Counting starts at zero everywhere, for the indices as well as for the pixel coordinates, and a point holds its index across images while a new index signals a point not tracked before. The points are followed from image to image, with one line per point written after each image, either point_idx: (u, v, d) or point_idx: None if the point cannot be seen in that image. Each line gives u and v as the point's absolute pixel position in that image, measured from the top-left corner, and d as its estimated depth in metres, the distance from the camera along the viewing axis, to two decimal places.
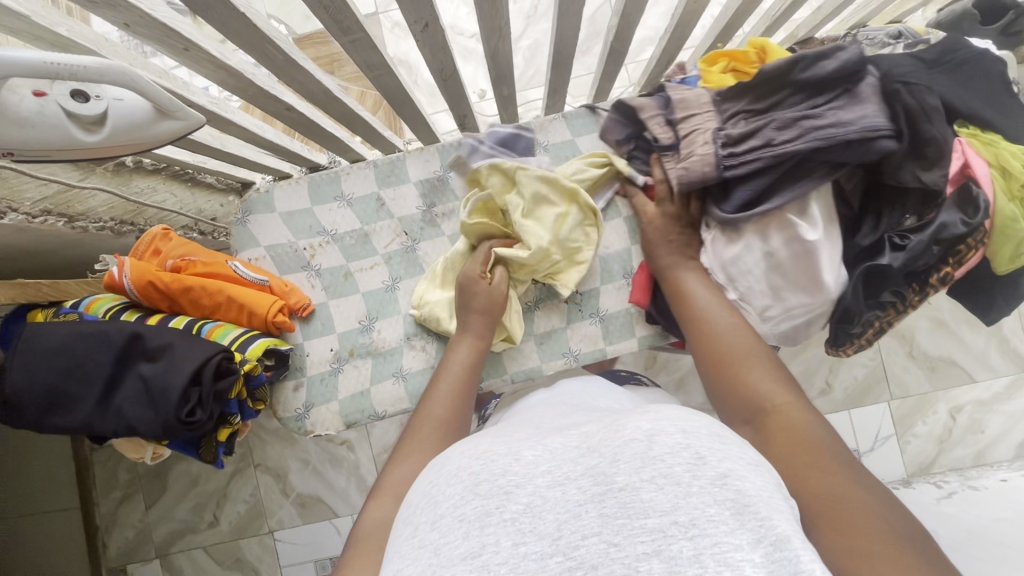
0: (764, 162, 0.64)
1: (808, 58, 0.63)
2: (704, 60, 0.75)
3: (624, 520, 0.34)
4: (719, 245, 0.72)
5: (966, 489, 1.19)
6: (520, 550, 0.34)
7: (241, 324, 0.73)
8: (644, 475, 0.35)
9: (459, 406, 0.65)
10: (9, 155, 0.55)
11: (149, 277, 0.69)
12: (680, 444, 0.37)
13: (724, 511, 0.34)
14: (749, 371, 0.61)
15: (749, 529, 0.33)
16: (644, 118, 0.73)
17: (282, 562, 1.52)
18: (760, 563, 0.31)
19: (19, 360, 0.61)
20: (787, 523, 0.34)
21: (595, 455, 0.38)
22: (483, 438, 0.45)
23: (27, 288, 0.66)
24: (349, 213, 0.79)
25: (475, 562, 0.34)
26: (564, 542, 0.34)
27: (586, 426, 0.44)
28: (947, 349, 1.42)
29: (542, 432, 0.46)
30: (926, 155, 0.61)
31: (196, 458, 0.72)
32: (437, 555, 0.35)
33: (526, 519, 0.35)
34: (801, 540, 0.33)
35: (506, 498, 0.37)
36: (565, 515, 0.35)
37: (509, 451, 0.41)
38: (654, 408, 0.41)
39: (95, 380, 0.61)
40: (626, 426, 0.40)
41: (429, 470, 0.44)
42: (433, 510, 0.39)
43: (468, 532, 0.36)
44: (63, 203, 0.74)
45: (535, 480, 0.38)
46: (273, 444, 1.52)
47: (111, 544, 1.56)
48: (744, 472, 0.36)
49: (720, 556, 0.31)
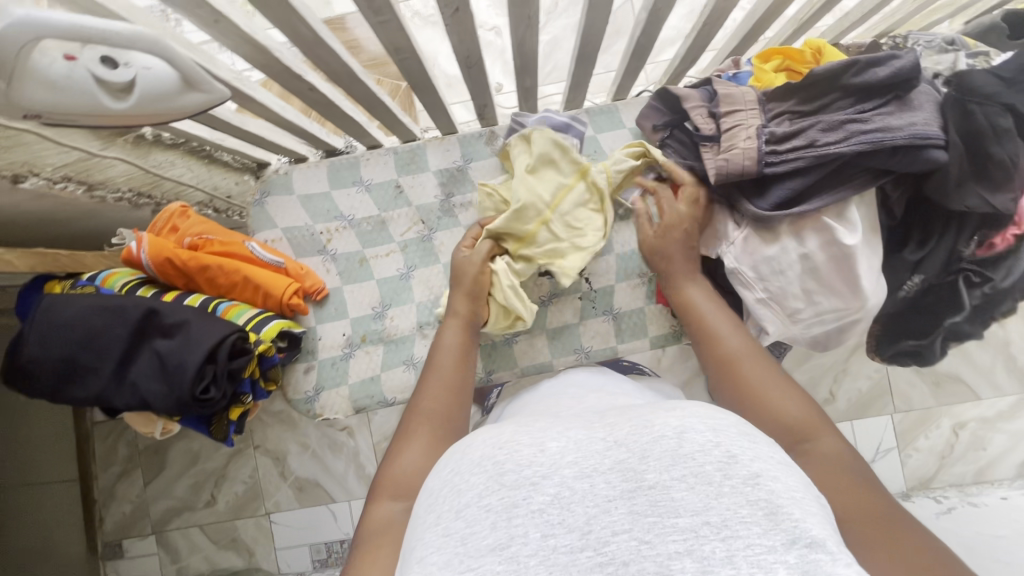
0: (807, 162, 0.63)
1: (861, 63, 0.61)
2: (758, 56, 0.75)
3: (654, 519, 0.35)
4: (752, 243, 0.70)
5: (965, 505, 1.20)
6: (551, 542, 0.35)
7: (256, 305, 0.73)
8: (674, 473, 0.36)
9: (454, 397, 0.63)
10: (37, 117, 0.55)
11: (166, 253, 0.68)
12: (712, 441, 0.38)
13: (756, 512, 0.35)
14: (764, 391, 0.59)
15: (782, 530, 0.34)
16: (688, 107, 0.71)
17: (278, 544, 1.52)
18: (793, 564, 0.32)
19: (35, 330, 0.61)
20: (821, 526, 0.35)
21: (623, 450, 0.39)
22: (507, 425, 0.45)
23: (48, 257, 0.67)
24: (365, 200, 0.79)
25: (505, 553, 0.35)
26: (595, 537, 0.35)
27: (612, 417, 0.44)
28: (954, 366, 1.41)
29: (565, 421, 0.46)
30: (993, 177, 0.59)
31: (207, 435, 0.71)
32: (466, 544, 0.36)
33: (555, 511, 0.36)
34: (834, 543, 0.34)
35: (533, 489, 0.37)
36: (595, 509, 0.36)
37: (533, 440, 0.41)
38: (681, 405, 0.42)
39: (111, 353, 0.62)
40: (654, 421, 0.41)
41: (449, 456, 0.44)
42: (458, 499, 0.39)
43: (496, 523, 0.36)
44: (82, 170, 0.74)
45: (562, 470, 0.38)
46: (273, 427, 1.53)
47: (108, 518, 1.57)
48: (775, 472, 0.37)
49: (752, 558, 0.32)
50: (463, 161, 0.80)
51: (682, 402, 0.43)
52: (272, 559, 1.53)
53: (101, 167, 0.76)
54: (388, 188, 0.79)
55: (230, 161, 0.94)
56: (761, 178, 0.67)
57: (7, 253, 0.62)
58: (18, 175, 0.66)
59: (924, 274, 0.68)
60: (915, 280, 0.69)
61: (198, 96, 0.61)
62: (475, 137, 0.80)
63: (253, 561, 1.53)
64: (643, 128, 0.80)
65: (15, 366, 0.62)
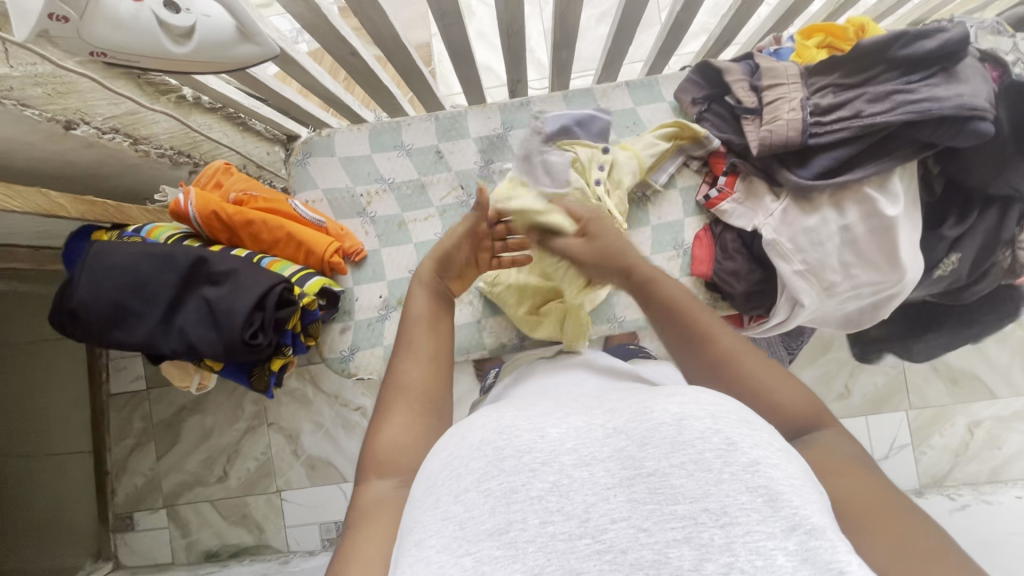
0: (851, 132, 0.64)
1: (908, 35, 0.61)
2: (800, 33, 0.75)
3: (653, 506, 0.33)
4: (791, 215, 0.70)
5: (980, 503, 1.21)
6: (549, 529, 0.33)
7: (298, 262, 0.75)
8: (674, 460, 0.34)
9: (434, 365, 0.56)
10: (101, 55, 0.57)
11: (213, 207, 0.69)
12: (711, 428, 0.36)
13: (755, 498, 0.33)
14: (767, 388, 0.51)
15: (782, 516, 0.32)
16: (729, 81, 0.72)
17: (287, 522, 1.52)
18: (793, 550, 0.31)
19: (86, 273, 0.62)
20: (820, 514, 0.34)
21: (623, 437, 0.37)
22: (505, 410, 0.44)
23: (95, 206, 0.69)
24: (405, 164, 0.80)
25: (503, 539, 0.34)
26: (594, 524, 0.33)
27: (611, 404, 0.43)
28: (970, 363, 1.42)
29: (567, 406, 0.44)
30: None
31: (248, 386, 0.74)
32: (464, 529, 0.35)
33: (553, 498, 0.34)
34: (835, 533, 0.32)
35: (532, 476, 0.36)
36: (593, 496, 0.34)
37: (534, 426, 0.39)
38: (681, 392, 0.40)
39: (159, 299, 0.63)
40: (653, 408, 0.39)
41: (448, 440, 0.43)
42: (457, 483, 0.38)
43: (495, 508, 0.35)
44: (130, 123, 0.77)
45: (561, 457, 0.36)
46: (289, 404, 1.53)
47: (119, 489, 1.57)
48: (775, 460, 0.35)
49: (752, 545, 0.31)
50: (500, 129, 0.80)
51: (679, 389, 0.41)
52: (281, 537, 1.52)
53: (146, 122, 0.79)
54: (427, 154, 0.80)
55: (263, 131, 0.99)
56: (803, 149, 0.68)
57: (57, 196, 0.64)
58: (70, 122, 0.69)
59: (962, 253, 0.69)
60: (953, 258, 0.70)
61: (251, 48, 0.64)
62: (516, 106, 0.81)
63: (262, 538, 1.52)
64: (680, 102, 0.80)
65: (66, 309, 0.64)
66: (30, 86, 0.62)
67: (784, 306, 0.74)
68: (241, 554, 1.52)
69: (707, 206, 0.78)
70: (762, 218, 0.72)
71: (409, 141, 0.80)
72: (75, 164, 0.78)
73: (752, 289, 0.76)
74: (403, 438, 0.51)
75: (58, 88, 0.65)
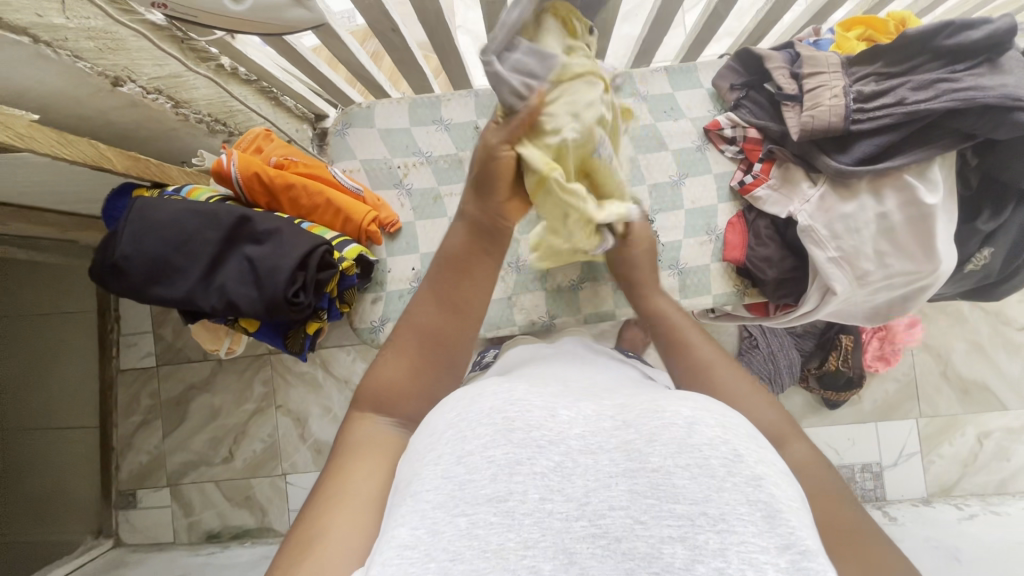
0: (894, 119, 0.64)
1: (955, 25, 0.62)
2: (840, 25, 0.76)
3: (653, 501, 0.34)
4: (829, 201, 0.70)
5: (988, 513, 1.22)
6: (546, 506, 0.34)
7: (334, 229, 0.76)
8: (679, 460, 0.35)
9: (452, 319, 0.58)
10: (164, 8, 0.61)
11: (256, 168, 0.70)
12: (719, 437, 0.37)
13: (754, 512, 0.33)
14: (739, 397, 0.53)
15: (778, 534, 0.32)
16: (770, 68, 0.72)
17: (291, 506, 1.47)
18: (784, 568, 0.31)
19: (130, 227, 0.62)
20: (816, 538, 0.34)
21: (631, 431, 0.38)
22: (516, 385, 0.44)
23: (139, 163, 0.72)
24: (441, 138, 0.81)
25: (501, 506, 0.34)
26: (592, 508, 0.34)
27: (618, 398, 0.44)
28: (982, 373, 1.41)
29: (575, 394, 0.45)
30: None
31: (283, 349, 0.78)
32: (463, 489, 0.35)
33: (556, 476, 0.35)
34: (826, 557, 0.33)
35: (538, 452, 0.36)
36: (595, 483, 0.35)
37: (545, 404, 0.40)
38: (689, 398, 0.41)
39: (201, 255, 0.63)
40: (665, 408, 0.39)
41: (458, 401, 0.43)
42: (461, 444, 0.38)
43: (496, 475, 0.36)
44: (172, 86, 0.77)
45: (568, 440, 0.37)
46: (298, 387, 1.49)
47: (124, 466, 1.53)
48: (776, 479, 0.36)
49: (744, 555, 0.31)
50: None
51: (691, 396, 0.42)
52: (284, 520, 1.47)
53: (188, 86, 0.79)
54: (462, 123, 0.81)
55: (294, 108, 1.00)
56: (844, 136, 0.69)
57: (104, 147, 0.67)
58: (118, 79, 0.69)
59: (993, 247, 0.72)
60: (985, 252, 0.72)
61: (303, 12, 0.65)
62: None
63: (265, 521, 1.47)
64: (718, 89, 0.82)
65: (108, 263, 0.64)
66: (84, 39, 0.62)
67: (815, 292, 0.75)
68: (243, 536, 1.47)
69: (741, 192, 0.79)
70: (798, 204, 0.72)
71: (447, 114, 0.81)
72: (115, 123, 0.78)
73: (784, 276, 0.77)
74: (401, 375, 0.54)
75: (109, 44, 0.65)
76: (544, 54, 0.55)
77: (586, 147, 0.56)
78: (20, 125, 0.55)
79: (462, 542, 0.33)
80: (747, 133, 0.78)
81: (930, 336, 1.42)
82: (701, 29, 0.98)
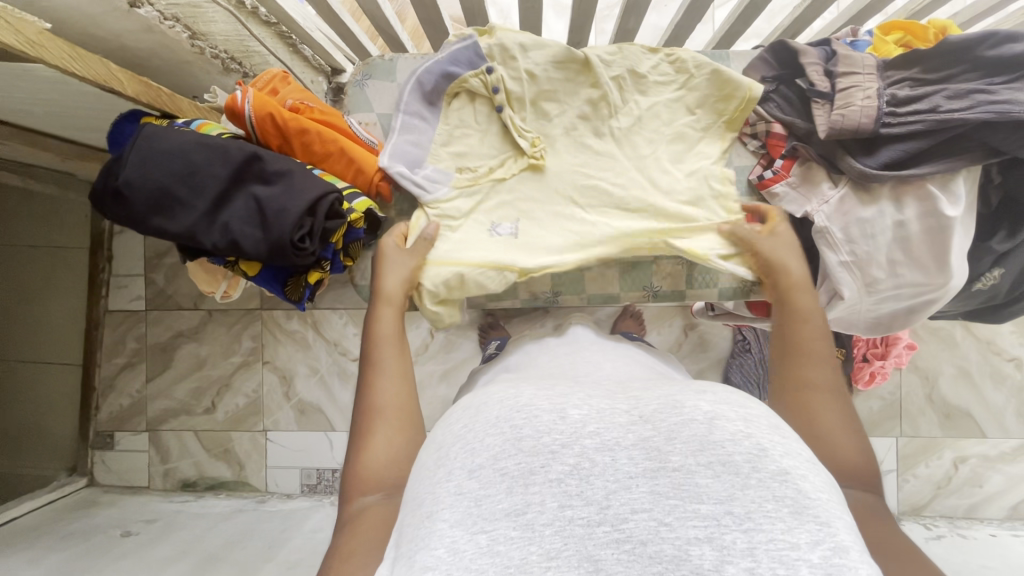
0: (924, 126, 0.63)
1: (999, 37, 0.61)
2: (878, 27, 0.74)
3: (676, 502, 0.33)
4: (848, 204, 0.70)
5: (954, 535, 1.26)
6: (567, 513, 0.33)
7: (345, 179, 0.75)
8: (701, 459, 0.35)
9: (406, 386, 0.57)
10: None
11: (270, 109, 0.68)
12: (742, 431, 0.37)
13: (781, 508, 0.33)
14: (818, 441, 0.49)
15: (807, 530, 0.33)
16: (804, 63, 0.70)
17: (269, 463, 1.46)
18: (817, 564, 0.31)
19: (134, 154, 0.60)
20: (845, 530, 0.34)
21: (649, 427, 0.37)
22: (523, 389, 0.44)
23: (149, 90, 0.71)
24: (429, 103, 0.79)
25: (519, 520, 0.34)
26: (613, 512, 0.33)
27: (635, 392, 0.44)
28: (965, 399, 1.42)
29: (587, 390, 0.45)
30: None
31: (281, 297, 0.76)
32: (480, 506, 0.35)
33: (573, 481, 0.35)
34: (857, 552, 0.33)
35: (552, 458, 0.36)
36: (614, 484, 0.34)
37: (553, 407, 0.40)
38: (709, 392, 0.42)
39: (207, 190, 0.62)
40: (684, 403, 0.40)
41: (464, 412, 0.43)
42: (470, 458, 0.38)
43: (511, 488, 0.35)
44: (190, 16, 0.76)
45: (582, 440, 0.37)
46: (287, 345, 1.46)
47: (104, 407, 1.49)
48: (803, 470, 0.36)
49: (774, 553, 0.31)
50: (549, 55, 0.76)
51: (708, 389, 0.43)
52: (262, 475, 1.46)
53: (206, 19, 0.78)
54: (448, 88, 0.79)
55: (310, 58, 0.98)
56: (872, 139, 0.68)
57: (116, 68, 0.65)
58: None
59: (1005, 268, 0.72)
60: (996, 272, 0.72)
61: None
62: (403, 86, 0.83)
63: (241, 475, 1.46)
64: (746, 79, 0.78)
65: (110, 188, 0.61)
66: None
67: (823, 295, 0.75)
68: (218, 487, 1.46)
69: (758, 186, 0.77)
70: (816, 204, 0.72)
71: (428, 78, 0.76)
72: (128, 46, 0.75)
73: None
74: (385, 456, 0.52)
75: None
76: (443, 171, 0.79)
77: (472, 235, 0.76)
78: (31, 31, 0.53)
79: (485, 561, 0.33)
80: (771, 127, 0.75)
81: (921, 357, 1.43)
82: (734, 21, 0.96)
